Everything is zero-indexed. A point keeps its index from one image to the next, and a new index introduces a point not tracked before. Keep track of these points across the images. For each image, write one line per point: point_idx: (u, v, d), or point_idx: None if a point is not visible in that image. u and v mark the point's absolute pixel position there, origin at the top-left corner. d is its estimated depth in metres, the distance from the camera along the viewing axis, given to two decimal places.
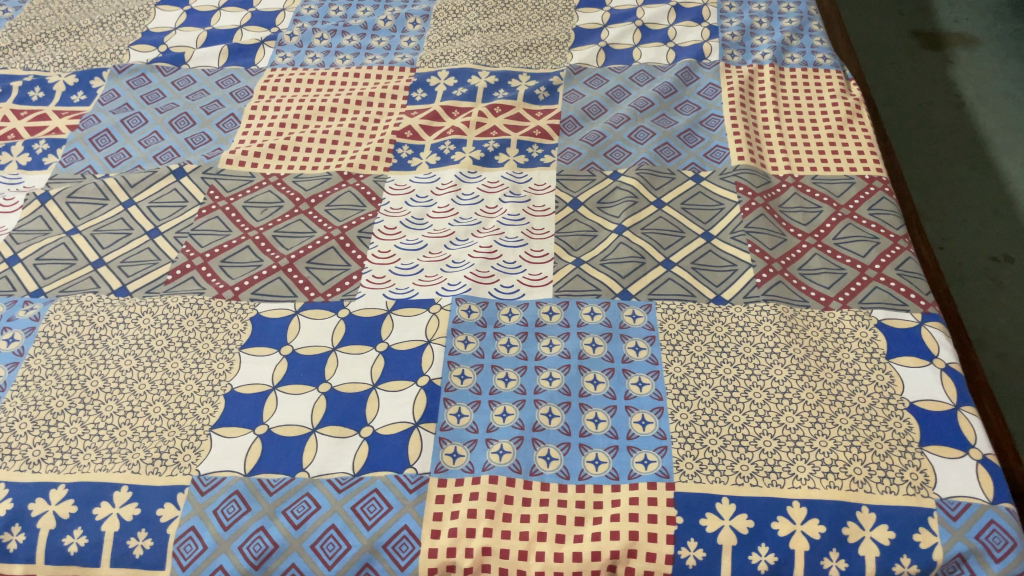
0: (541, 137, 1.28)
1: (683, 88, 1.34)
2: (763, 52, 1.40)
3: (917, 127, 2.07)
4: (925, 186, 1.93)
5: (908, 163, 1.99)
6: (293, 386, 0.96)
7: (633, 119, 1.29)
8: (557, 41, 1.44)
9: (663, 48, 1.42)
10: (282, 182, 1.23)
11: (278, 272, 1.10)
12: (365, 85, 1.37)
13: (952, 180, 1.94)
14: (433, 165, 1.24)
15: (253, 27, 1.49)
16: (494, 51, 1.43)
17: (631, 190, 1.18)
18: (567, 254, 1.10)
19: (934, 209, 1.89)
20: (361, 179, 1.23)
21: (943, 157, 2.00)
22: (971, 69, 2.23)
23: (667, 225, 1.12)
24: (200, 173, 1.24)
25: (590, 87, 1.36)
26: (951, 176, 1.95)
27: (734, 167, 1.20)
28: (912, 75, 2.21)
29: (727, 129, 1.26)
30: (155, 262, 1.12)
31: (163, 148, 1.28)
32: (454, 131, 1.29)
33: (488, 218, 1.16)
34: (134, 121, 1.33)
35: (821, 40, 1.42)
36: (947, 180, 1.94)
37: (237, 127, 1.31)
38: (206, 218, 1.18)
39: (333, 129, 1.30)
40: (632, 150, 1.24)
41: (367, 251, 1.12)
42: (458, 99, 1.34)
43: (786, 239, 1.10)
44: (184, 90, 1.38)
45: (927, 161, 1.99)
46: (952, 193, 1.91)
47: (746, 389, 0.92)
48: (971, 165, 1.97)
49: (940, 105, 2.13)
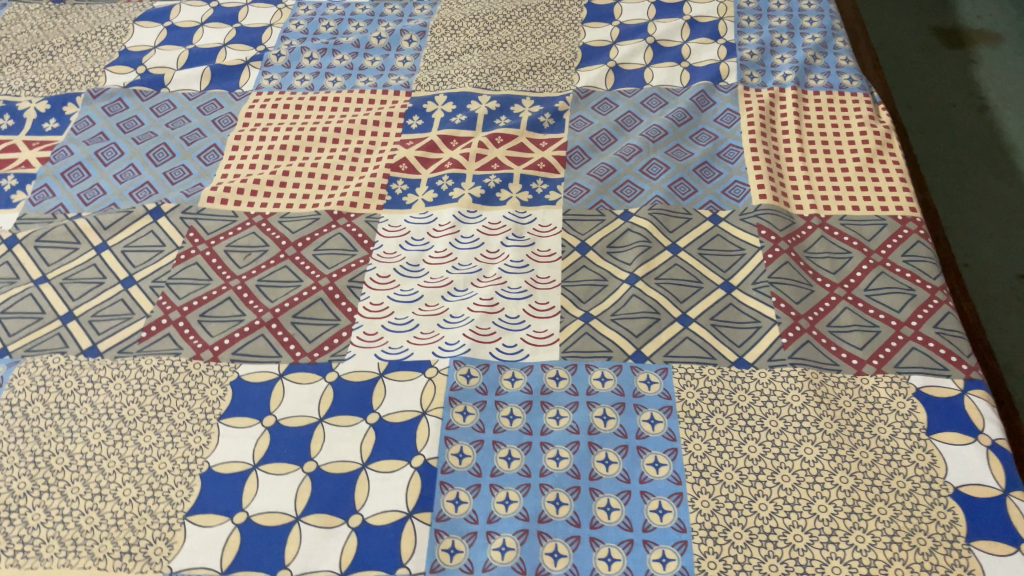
0: (546, 170, 1.19)
1: (698, 114, 1.25)
2: (784, 73, 1.30)
3: (938, 133, 1.97)
4: (949, 198, 1.84)
5: (930, 172, 1.89)
6: (275, 464, 0.88)
7: (645, 151, 1.19)
8: (563, 61, 1.35)
9: (677, 68, 1.32)
10: (267, 223, 1.14)
11: (260, 329, 1.01)
12: (358, 112, 1.28)
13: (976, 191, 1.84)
14: (430, 203, 1.15)
15: (238, 46, 1.40)
16: (496, 72, 1.33)
17: (644, 232, 1.09)
18: (575, 307, 1.01)
19: (957, 223, 1.79)
20: (352, 219, 1.14)
21: (965, 165, 1.90)
22: (994, 69, 2.12)
23: (684, 274, 1.04)
24: (179, 213, 1.15)
25: (599, 113, 1.26)
26: (975, 187, 1.85)
27: (755, 207, 1.11)
28: (934, 79, 2.10)
29: (747, 162, 1.17)
30: (129, 316, 1.03)
31: (140, 184, 1.19)
32: (452, 164, 1.20)
33: (489, 265, 1.07)
34: (109, 153, 1.24)
35: (846, 59, 1.32)
36: (971, 192, 1.84)
37: (220, 159, 1.23)
38: (184, 265, 1.09)
39: (323, 162, 1.21)
40: (644, 186, 1.15)
41: (358, 303, 1.04)
42: (457, 127, 1.25)
43: (813, 291, 1.01)
44: (164, 117, 1.29)
45: (952, 172, 1.89)
46: (976, 206, 1.82)
47: (774, 472, 0.84)
48: (997, 174, 1.87)
49: (962, 108, 2.02)
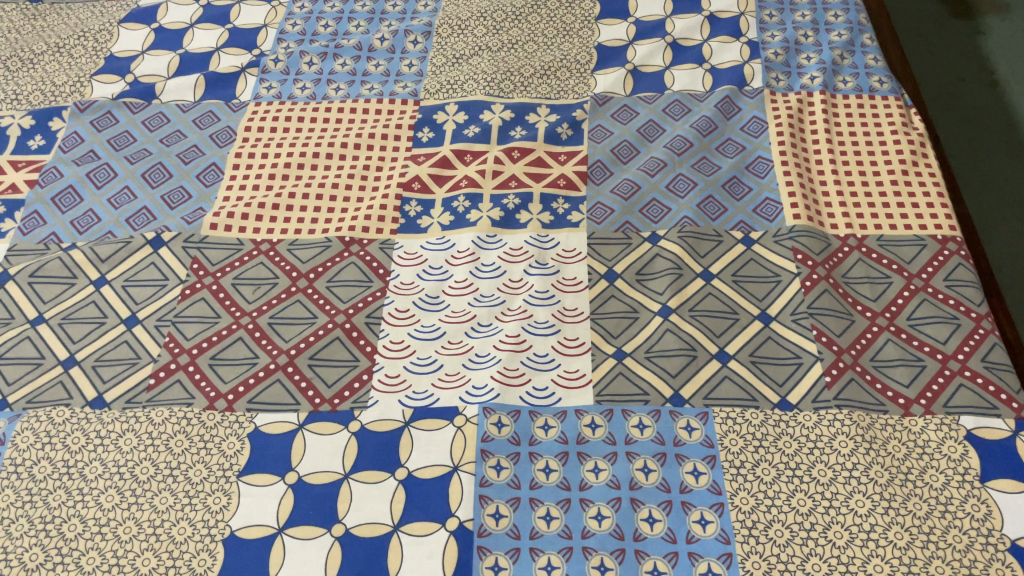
0: (567, 188, 1.13)
1: (724, 122, 1.19)
2: (811, 75, 1.24)
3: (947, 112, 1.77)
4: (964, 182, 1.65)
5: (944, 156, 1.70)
6: (301, 528, 0.84)
7: (670, 165, 1.13)
8: (578, 63, 1.28)
9: (698, 70, 1.26)
10: (276, 252, 1.08)
11: (276, 373, 0.96)
12: (364, 124, 1.21)
13: (1003, 157, 1.68)
14: (446, 227, 1.10)
15: (232, 50, 1.32)
16: (508, 77, 1.26)
17: (675, 258, 1.04)
18: (607, 343, 0.97)
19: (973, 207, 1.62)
20: (365, 246, 1.08)
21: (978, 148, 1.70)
22: (1003, 38, 1.93)
23: (719, 304, 0.99)
24: (181, 242, 1.09)
25: (618, 122, 1.20)
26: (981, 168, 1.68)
27: (789, 228, 1.06)
28: (950, 29, 1.97)
29: (777, 177, 1.11)
30: (135, 361, 0.98)
31: (137, 210, 1.13)
32: (468, 183, 1.14)
33: (513, 296, 1.02)
34: (101, 175, 1.16)
35: (875, 58, 1.26)
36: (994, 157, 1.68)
37: (220, 179, 1.16)
38: (189, 301, 1.03)
39: (331, 182, 1.15)
40: (671, 205, 1.09)
41: (378, 342, 0.98)
42: (471, 141, 1.18)
43: (854, 322, 0.97)
44: (157, 132, 1.22)
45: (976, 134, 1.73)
46: (1005, 175, 1.65)
47: (826, 527, 0.81)
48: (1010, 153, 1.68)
49: (971, 83, 1.83)
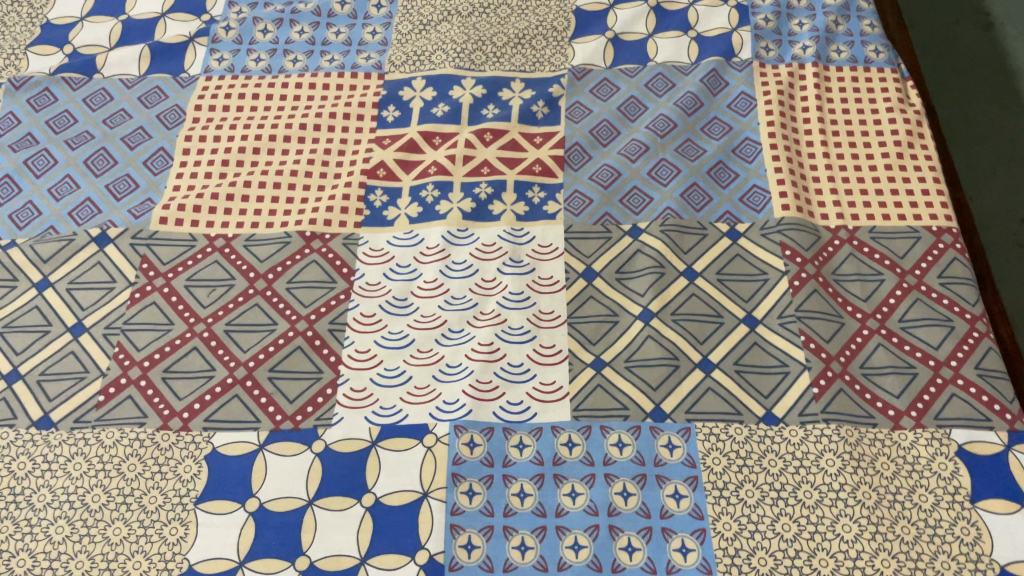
0: (543, 174, 1.06)
1: (709, 99, 1.11)
2: (804, 44, 1.16)
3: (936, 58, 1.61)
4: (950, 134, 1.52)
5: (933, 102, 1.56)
6: (263, 561, 0.80)
7: (652, 149, 1.06)
8: (555, 31, 1.19)
9: (683, 39, 1.17)
10: (231, 249, 1.01)
11: (234, 389, 0.90)
12: (324, 102, 1.13)
13: (992, 115, 1.52)
14: (414, 220, 1.03)
15: (179, 15, 1.21)
16: (479, 46, 1.17)
17: (656, 254, 0.98)
18: (585, 351, 0.91)
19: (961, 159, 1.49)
20: (327, 241, 1.01)
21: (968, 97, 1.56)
22: None
23: (703, 307, 0.94)
24: (128, 238, 1.01)
25: (598, 98, 1.12)
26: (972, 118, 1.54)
27: (777, 220, 1.00)
28: None
29: (766, 161, 1.05)
30: (83, 376, 0.92)
31: (80, 202, 1.04)
32: (436, 170, 1.06)
33: (485, 298, 0.96)
34: (40, 162, 1.08)
35: (871, 23, 1.18)
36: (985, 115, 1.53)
37: (170, 166, 1.07)
38: (139, 306, 0.96)
39: (289, 168, 1.07)
40: (653, 195, 1.03)
41: (342, 351, 0.93)
42: (440, 121, 1.10)
43: (844, 324, 0.92)
44: (100, 112, 1.12)
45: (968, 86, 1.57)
46: (994, 137, 1.50)
47: (811, 555, 0.78)
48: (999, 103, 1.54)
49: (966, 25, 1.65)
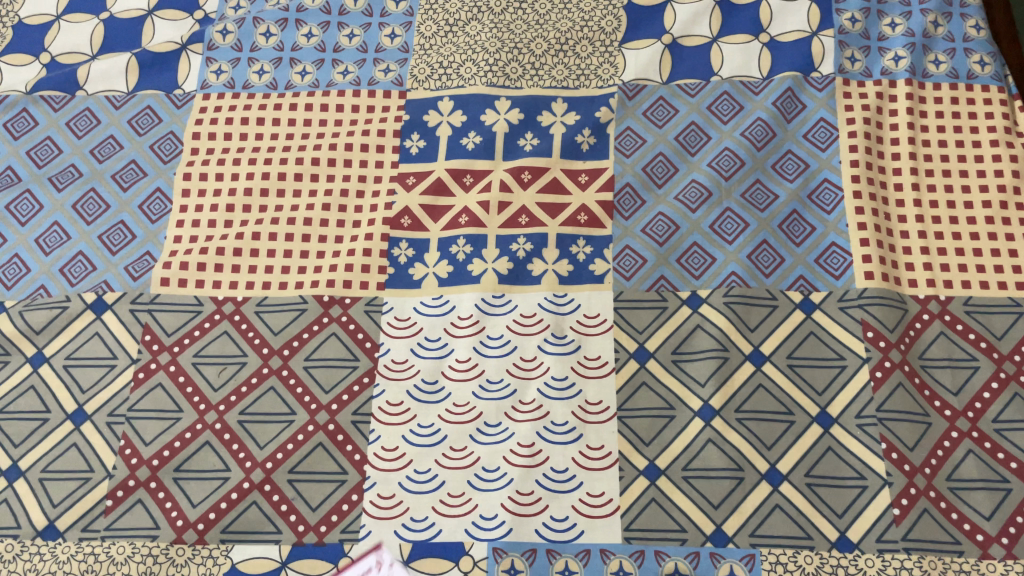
0: (589, 225, 0.93)
1: (783, 127, 0.96)
2: (896, 53, 0.99)
3: None
4: None
5: None
6: None
7: (716, 196, 0.93)
8: (602, 33, 1.02)
9: (753, 44, 1.00)
10: (241, 316, 0.90)
11: (251, 494, 0.82)
12: (338, 128, 0.98)
13: None
14: (444, 282, 0.91)
15: (169, 15, 1.06)
16: (515, 55, 1.02)
17: (719, 333, 0.86)
18: (637, 454, 0.82)
19: None
20: (347, 307, 0.90)
21: None
22: None
23: (771, 402, 0.83)
24: (127, 304, 0.91)
25: (652, 123, 0.97)
26: None
27: (859, 290, 0.87)
28: None
29: (848, 214, 0.91)
30: (88, 476, 0.84)
31: (71, 257, 0.93)
32: (468, 219, 0.94)
33: (526, 383, 0.86)
34: (24, 206, 0.96)
35: (977, 24, 1.00)
36: None
37: (167, 211, 0.95)
38: (144, 389, 0.87)
39: (302, 216, 0.94)
40: (716, 255, 0.90)
41: (368, 448, 0.84)
42: (471, 156, 0.97)
43: (931, 425, 0.82)
44: (86, 140, 0.99)
45: None
46: None
47: None
48: None
49: None
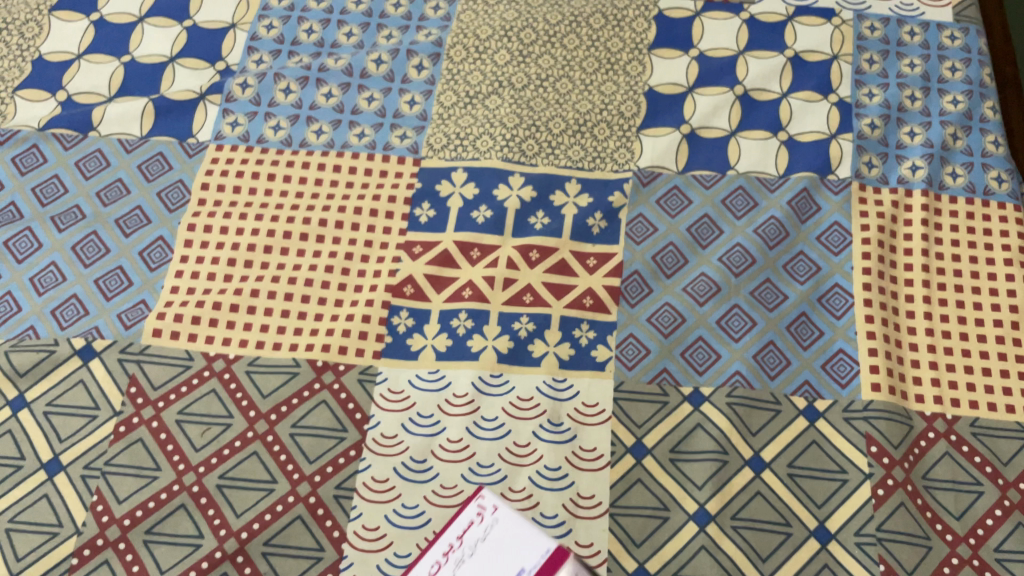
0: (594, 310, 0.91)
1: (796, 227, 0.95)
2: (913, 163, 0.98)
3: None
4: None
5: None
6: None
7: (724, 291, 0.92)
8: (622, 117, 1.02)
9: (771, 141, 1.00)
10: (232, 375, 0.88)
11: (222, 564, 0.79)
12: (348, 191, 0.97)
13: None
14: (441, 355, 0.89)
15: (189, 61, 1.05)
16: (532, 132, 1.01)
17: (719, 435, 0.84)
18: (627, 555, 0.79)
19: None
20: (340, 374, 0.88)
21: None
22: None
23: (768, 511, 0.81)
24: (116, 353, 0.88)
25: (665, 212, 0.96)
26: None
27: (865, 402, 0.85)
28: None
29: (857, 321, 0.89)
30: (56, 531, 0.80)
31: (65, 299, 0.91)
32: (472, 293, 0.92)
33: (518, 469, 0.83)
34: (22, 244, 0.94)
35: (997, 139, 1.00)
36: None
37: (168, 260, 0.93)
38: (123, 443, 0.84)
39: (303, 276, 0.93)
40: (721, 351, 0.89)
41: (348, 526, 0.81)
42: (479, 230, 0.96)
43: (931, 549, 0.79)
44: (93, 181, 0.98)
45: None
46: None
47: None
48: None
49: None
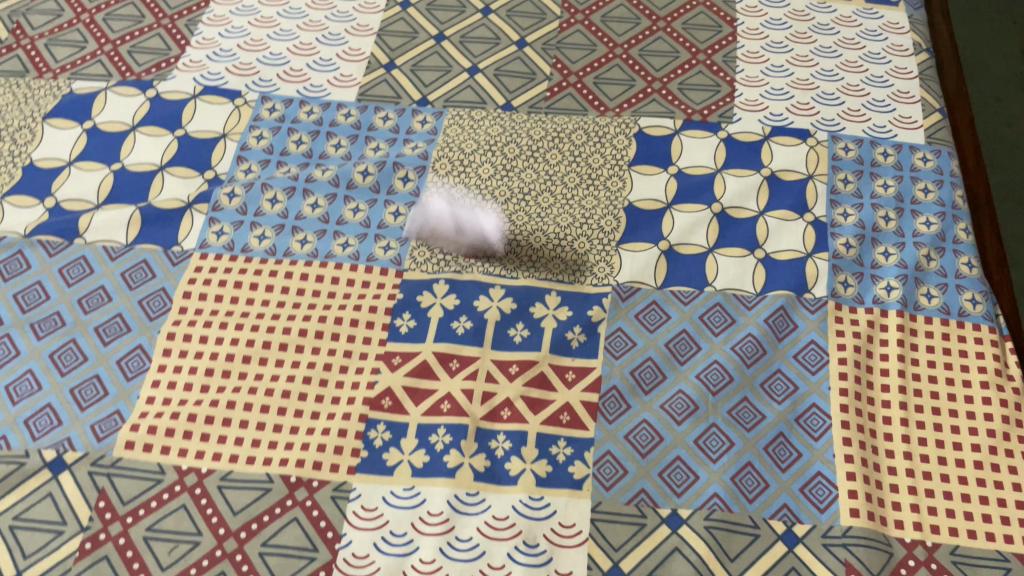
0: (571, 426, 0.91)
1: (773, 344, 0.96)
2: (889, 283, 1.00)
3: None
4: None
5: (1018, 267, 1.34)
6: None
7: (702, 409, 0.92)
8: (602, 231, 1.04)
9: (749, 259, 1.02)
10: (203, 490, 0.86)
11: None
12: (330, 301, 0.98)
13: None
14: (417, 472, 0.88)
15: (179, 170, 1.07)
16: (513, 246, 1.03)
17: (697, 560, 0.83)
18: None
19: None
20: (314, 491, 0.87)
21: None
22: None
23: None
24: (86, 465, 0.87)
25: (643, 327, 0.97)
26: None
27: (844, 527, 0.85)
28: None
29: (835, 443, 0.89)
30: None
31: (39, 408, 0.91)
32: (450, 407, 0.91)
33: None
34: (0, 351, 0.94)
35: (970, 260, 1.02)
36: None
37: (145, 369, 0.93)
38: (88, 561, 0.82)
39: (281, 387, 0.92)
40: (698, 472, 0.88)
41: None
42: (459, 342, 0.96)
43: None
44: (76, 288, 0.98)
45: None
46: None
47: None
48: None
49: None
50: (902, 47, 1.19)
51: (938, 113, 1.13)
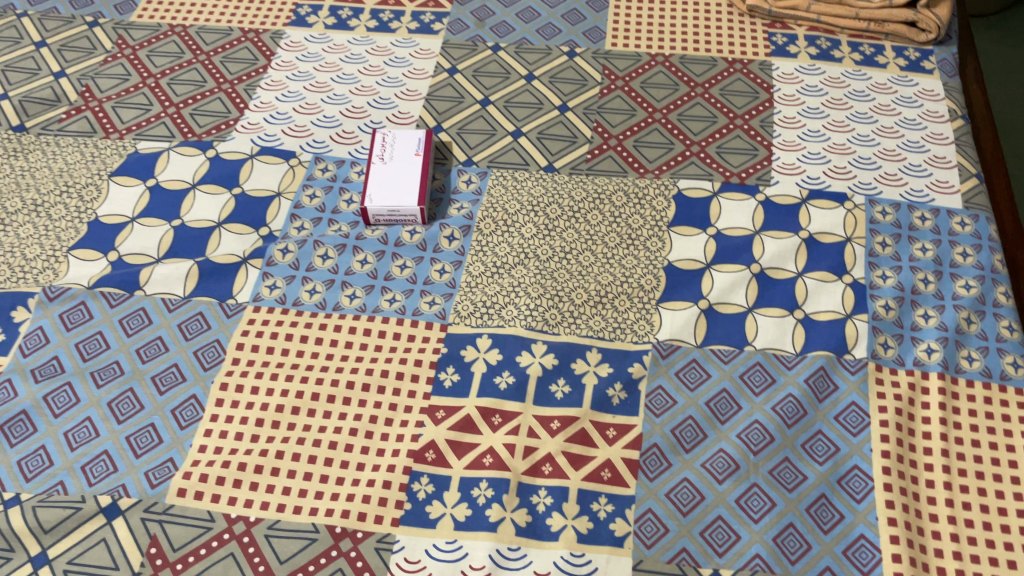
0: (612, 483, 0.92)
1: (813, 405, 0.96)
2: (929, 345, 1.00)
3: None
4: None
5: None
6: None
7: (743, 469, 0.92)
8: (641, 289, 1.06)
9: (788, 319, 1.03)
10: (251, 539, 0.88)
11: None
12: (376, 354, 1.01)
13: None
14: (459, 525, 0.89)
15: (235, 226, 1.12)
16: (555, 302, 1.05)
17: None
18: None
19: None
20: (358, 541, 0.88)
21: None
22: None
23: None
24: (140, 512, 0.90)
25: (684, 385, 0.98)
26: None
27: None
28: None
29: (877, 505, 0.89)
30: None
31: (96, 455, 0.94)
32: (492, 461, 0.93)
33: None
34: (61, 398, 0.98)
35: (1010, 324, 1.02)
36: None
37: (198, 419, 0.96)
38: None
39: (328, 438, 0.94)
40: (740, 531, 0.88)
41: None
42: (502, 396, 0.98)
43: None
44: (134, 338, 1.02)
45: None
46: None
47: None
48: None
49: None
50: (938, 114, 1.22)
51: (976, 178, 1.15)
